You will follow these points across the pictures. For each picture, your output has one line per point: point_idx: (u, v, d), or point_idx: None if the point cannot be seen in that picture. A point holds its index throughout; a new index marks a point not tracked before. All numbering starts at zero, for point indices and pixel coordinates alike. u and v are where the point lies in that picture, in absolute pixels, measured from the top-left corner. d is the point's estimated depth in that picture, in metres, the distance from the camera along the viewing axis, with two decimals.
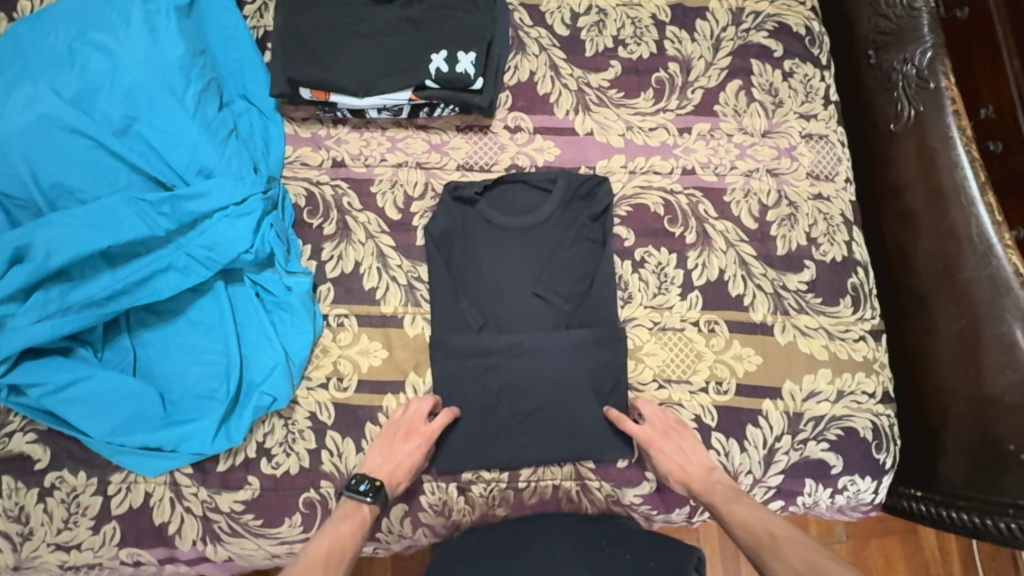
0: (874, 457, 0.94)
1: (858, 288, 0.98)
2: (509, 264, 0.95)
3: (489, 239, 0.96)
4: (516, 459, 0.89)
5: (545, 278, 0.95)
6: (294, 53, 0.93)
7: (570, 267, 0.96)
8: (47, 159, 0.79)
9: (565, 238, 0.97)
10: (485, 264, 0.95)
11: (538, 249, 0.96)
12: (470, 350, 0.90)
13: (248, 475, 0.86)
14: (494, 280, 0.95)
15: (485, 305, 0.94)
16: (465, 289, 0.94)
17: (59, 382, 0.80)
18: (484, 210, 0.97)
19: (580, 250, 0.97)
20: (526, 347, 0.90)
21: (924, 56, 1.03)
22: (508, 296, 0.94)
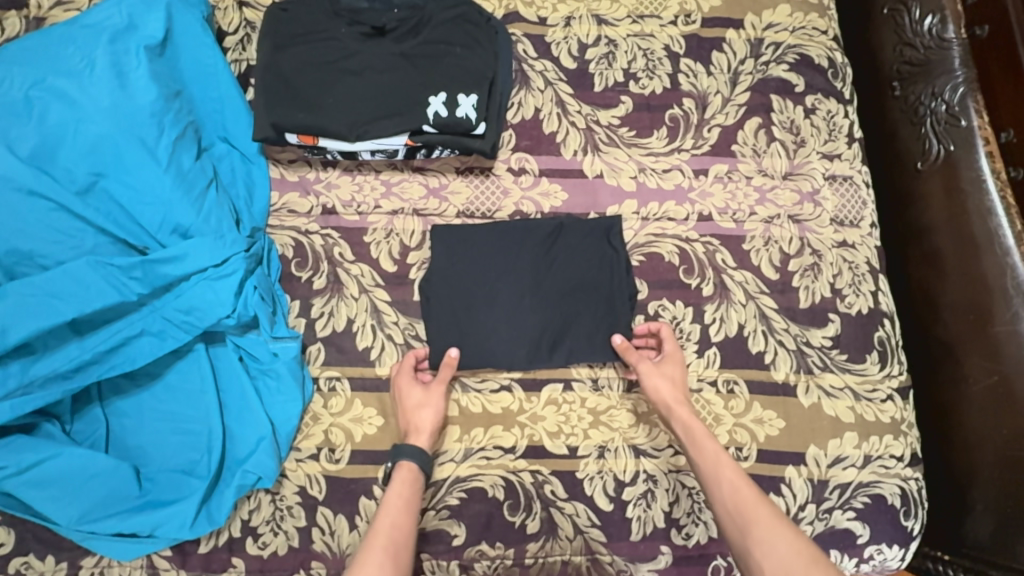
0: (902, 524, 0.88)
1: (884, 342, 0.92)
2: (512, 280, 0.89)
3: (489, 260, 0.89)
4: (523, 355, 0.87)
5: (549, 289, 0.89)
6: (278, 94, 0.85)
7: (579, 272, 0.90)
8: (1, 222, 0.71)
9: (567, 250, 0.90)
10: (485, 283, 0.88)
11: (540, 259, 0.90)
12: (472, 362, 0.86)
13: (233, 557, 0.79)
14: (496, 296, 0.88)
15: (484, 323, 0.87)
16: (465, 310, 0.87)
17: (21, 464, 0.72)
18: (480, 235, 0.90)
19: (585, 258, 0.90)
20: (527, 339, 0.87)
21: (955, 91, 0.96)
22: (511, 313, 0.87)
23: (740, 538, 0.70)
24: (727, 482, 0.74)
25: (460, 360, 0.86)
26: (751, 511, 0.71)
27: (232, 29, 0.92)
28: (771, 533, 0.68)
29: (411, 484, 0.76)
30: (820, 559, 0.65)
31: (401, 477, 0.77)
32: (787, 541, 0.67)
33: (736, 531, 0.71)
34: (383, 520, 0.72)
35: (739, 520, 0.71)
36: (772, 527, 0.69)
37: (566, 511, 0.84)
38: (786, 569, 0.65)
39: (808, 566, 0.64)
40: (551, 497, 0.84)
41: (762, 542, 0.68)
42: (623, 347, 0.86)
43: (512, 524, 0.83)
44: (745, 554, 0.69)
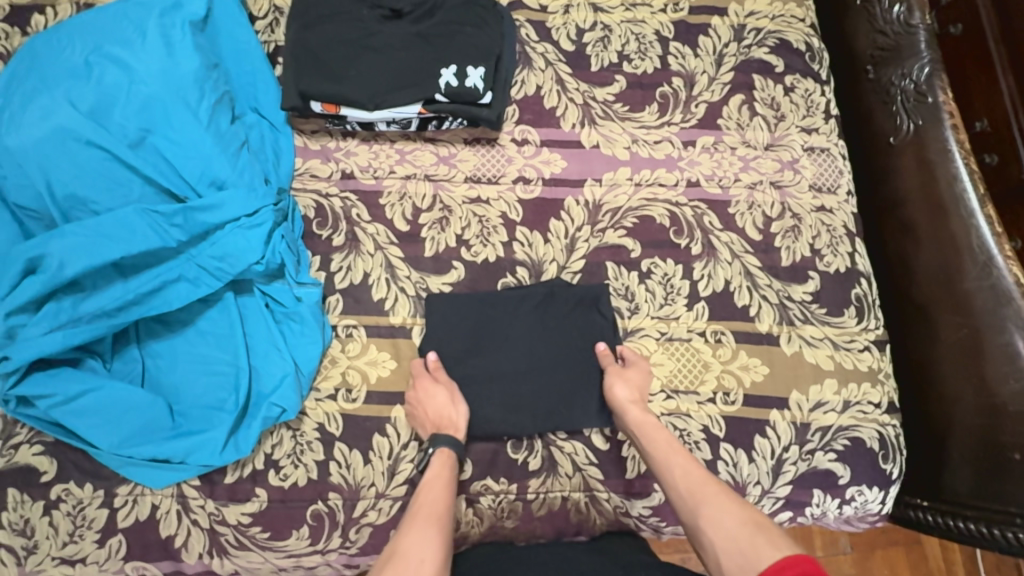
0: (881, 467, 0.94)
1: (862, 299, 0.99)
2: (506, 345, 0.92)
3: (484, 326, 0.93)
4: (520, 424, 0.89)
5: (541, 355, 0.92)
6: (306, 68, 0.94)
7: (570, 339, 0.94)
8: (62, 170, 0.80)
9: (559, 316, 0.94)
10: (481, 350, 0.92)
11: (532, 326, 0.93)
12: (467, 430, 0.89)
13: (256, 487, 0.86)
14: (491, 363, 0.92)
15: (480, 390, 0.90)
16: (462, 376, 0.91)
17: (69, 392, 0.80)
18: (475, 305, 0.93)
19: (576, 325, 0.94)
20: (519, 406, 0.90)
21: (922, 71, 1.05)
22: (506, 381, 0.91)
23: (691, 518, 0.76)
24: (676, 466, 0.80)
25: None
26: (702, 490, 0.76)
27: (262, 14, 1.01)
28: (717, 510, 0.74)
29: (449, 465, 0.83)
30: (763, 524, 0.71)
31: (436, 461, 0.83)
32: (731, 512, 0.73)
33: (687, 510, 0.76)
34: (424, 496, 0.78)
35: (689, 504, 0.76)
36: (718, 502, 0.75)
37: (565, 449, 0.91)
38: (732, 539, 0.70)
39: (751, 534, 0.69)
40: (552, 436, 0.91)
41: (709, 517, 0.73)
42: (603, 353, 0.92)
43: (515, 461, 0.90)
44: (699, 533, 0.74)
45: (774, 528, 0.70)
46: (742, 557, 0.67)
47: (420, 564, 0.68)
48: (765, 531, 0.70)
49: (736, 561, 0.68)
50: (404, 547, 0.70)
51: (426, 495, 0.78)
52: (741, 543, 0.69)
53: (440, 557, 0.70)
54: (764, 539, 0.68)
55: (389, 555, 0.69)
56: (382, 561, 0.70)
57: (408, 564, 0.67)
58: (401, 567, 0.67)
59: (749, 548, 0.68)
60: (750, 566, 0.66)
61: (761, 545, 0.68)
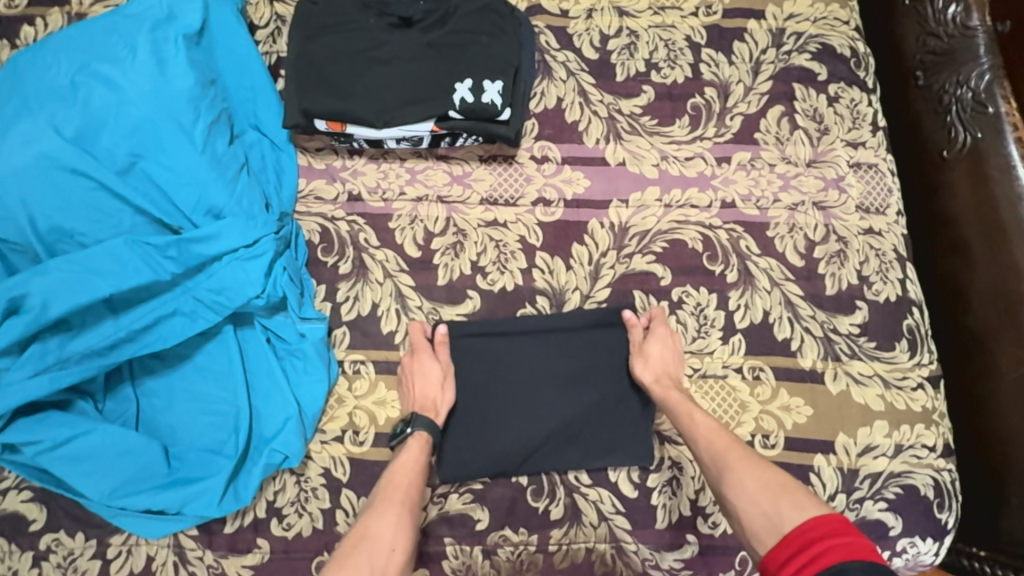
0: (936, 517, 0.86)
1: (914, 330, 0.90)
2: (525, 373, 0.86)
3: (504, 348, 0.86)
4: (544, 460, 0.83)
5: (565, 380, 0.86)
6: (309, 83, 0.87)
7: (597, 364, 0.87)
8: (47, 201, 0.75)
9: (583, 340, 0.87)
10: (499, 374, 0.86)
11: (553, 354, 0.86)
12: (484, 468, 0.83)
13: (258, 537, 0.80)
14: (510, 388, 0.85)
15: (498, 423, 0.84)
16: (478, 403, 0.85)
17: (56, 439, 0.74)
18: (492, 332, 0.87)
19: (603, 350, 0.87)
20: (541, 436, 0.83)
21: (981, 78, 0.95)
22: (527, 408, 0.84)
23: (715, 478, 0.73)
24: (697, 430, 0.77)
25: (471, 467, 0.83)
26: (726, 454, 0.74)
27: (263, 24, 0.94)
28: (742, 475, 0.71)
29: (425, 452, 0.79)
30: (791, 489, 0.68)
31: (412, 445, 0.79)
32: (756, 476, 0.70)
33: (713, 474, 0.74)
34: (400, 477, 0.75)
35: (715, 467, 0.74)
36: (743, 467, 0.72)
37: (590, 497, 0.83)
38: (755, 502, 0.68)
39: (775, 499, 0.67)
40: (575, 481, 0.84)
41: (733, 482, 0.71)
42: (631, 322, 0.87)
43: (536, 509, 0.83)
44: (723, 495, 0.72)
45: (802, 493, 0.67)
46: (768, 520, 0.66)
47: (391, 553, 0.68)
48: (791, 495, 0.67)
49: (761, 525, 0.66)
50: (375, 531, 0.69)
51: (401, 476, 0.75)
52: (765, 505, 0.67)
53: (409, 547, 0.70)
54: (789, 502, 0.66)
55: (359, 538, 0.68)
56: (347, 543, 0.68)
57: (379, 550, 0.68)
58: (371, 553, 0.67)
59: (774, 512, 0.66)
60: (776, 527, 0.65)
61: (785, 508, 0.66)
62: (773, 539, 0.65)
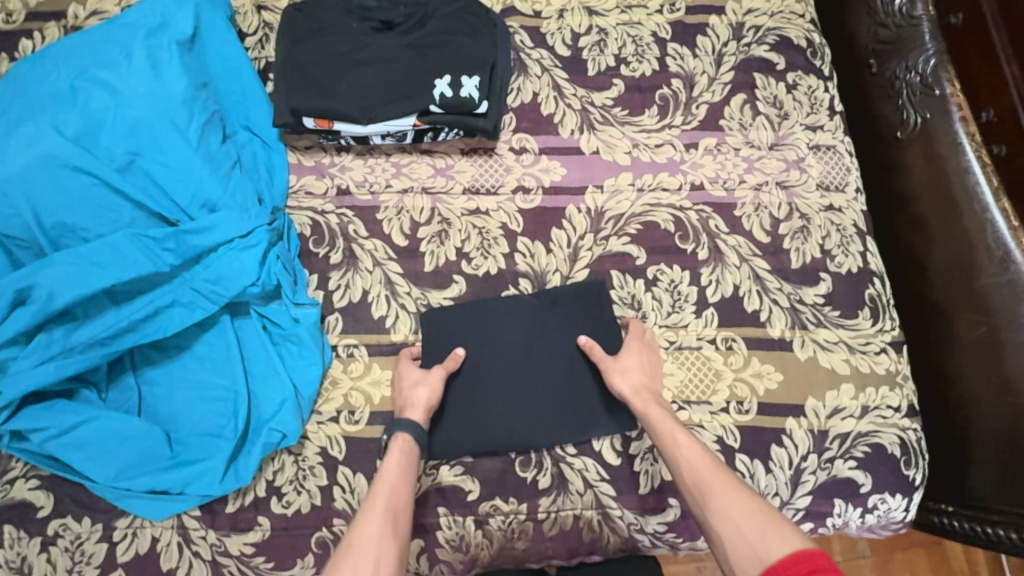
0: (904, 473, 0.91)
1: (876, 299, 0.96)
2: (505, 352, 0.90)
3: (490, 332, 0.91)
4: (527, 434, 0.87)
5: (547, 359, 0.90)
6: (297, 84, 0.92)
7: (572, 340, 0.91)
8: (50, 198, 0.79)
9: (558, 318, 0.92)
10: (481, 355, 0.90)
11: (530, 333, 0.91)
12: (472, 444, 0.87)
13: (258, 516, 0.83)
14: (493, 368, 0.89)
15: (482, 401, 0.88)
16: (463, 383, 0.89)
17: (62, 426, 0.78)
18: (474, 315, 0.91)
19: (577, 327, 0.92)
20: (524, 412, 0.88)
21: (928, 63, 1.01)
22: (511, 386, 0.89)
23: (700, 506, 0.73)
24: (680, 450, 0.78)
25: (459, 444, 0.87)
26: (709, 478, 0.74)
27: (252, 31, 1.00)
28: (726, 499, 0.71)
29: (408, 453, 0.80)
30: (773, 516, 0.68)
31: (395, 449, 0.80)
32: (741, 504, 0.71)
33: (697, 500, 0.74)
34: (381, 486, 0.75)
35: (698, 491, 0.74)
36: (728, 493, 0.72)
37: (575, 466, 0.88)
38: (739, 532, 0.68)
39: (760, 522, 0.68)
40: (561, 452, 0.88)
41: (719, 508, 0.71)
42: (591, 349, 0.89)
43: (524, 479, 0.87)
44: (707, 518, 0.72)
45: (783, 521, 0.68)
46: (752, 552, 0.66)
47: (378, 564, 0.68)
48: (772, 522, 0.68)
49: (746, 558, 0.66)
50: (361, 545, 0.69)
51: (385, 480, 0.76)
52: (750, 535, 0.67)
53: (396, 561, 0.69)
54: (775, 531, 0.66)
55: (346, 549, 0.69)
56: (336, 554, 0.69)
57: (364, 562, 0.67)
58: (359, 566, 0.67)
59: (758, 538, 0.66)
60: (758, 557, 0.65)
61: (771, 538, 0.66)
62: (755, 568, 0.65)
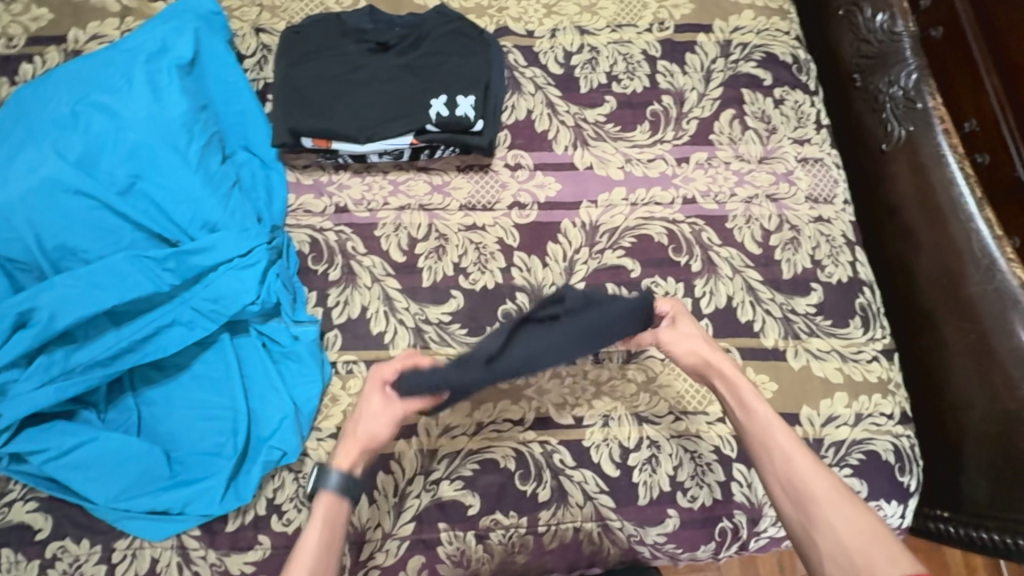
0: (899, 480, 0.92)
1: (866, 308, 0.98)
2: None
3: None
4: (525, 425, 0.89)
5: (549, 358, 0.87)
6: (295, 105, 0.94)
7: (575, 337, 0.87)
8: (51, 222, 0.80)
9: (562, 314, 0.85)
10: None
11: None
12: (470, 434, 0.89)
13: (259, 534, 0.83)
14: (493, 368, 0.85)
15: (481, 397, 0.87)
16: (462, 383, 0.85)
17: (62, 448, 0.78)
18: None
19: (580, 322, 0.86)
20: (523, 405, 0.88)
21: (909, 77, 1.05)
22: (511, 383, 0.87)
23: (793, 510, 0.68)
24: (779, 454, 0.71)
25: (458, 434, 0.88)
26: (811, 486, 0.68)
27: (250, 53, 1.01)
28: (828, 510, 0.66)
29: (336, 521, 0.70)
30: (884, 537, 0.63)
31: (318, 516, 0.70)
32: (849, 519, 0.64)
33: (795, 508, 0.68)
34: (297, 568, 0.66)
35: (796, 494, 0.68)
36: (834, 504, 0.66)
37: (575, 478, 0.88)
38: (841, 544, 0.63)
39: (870, 542, 0.62)
40: (560, 465, 0.89)
41: (819, 517, 0.66)
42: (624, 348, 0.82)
43: (524, 493, 0.87)
44: (799, 524, 0.67)
45: (895, 542, 0.62)
46: (853, 567, 0.61)
47: None
48: (884, 545, 0.62)
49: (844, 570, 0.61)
50: None
51: (301, 561, 0.67)
52: (853, 550, 0.62)
53: None
54: (883, 554, 0.61)
55: None
56: None
57: None
58: None
59: (860, 556, 0.61)
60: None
61: (878, 558, 0.61)
62: None
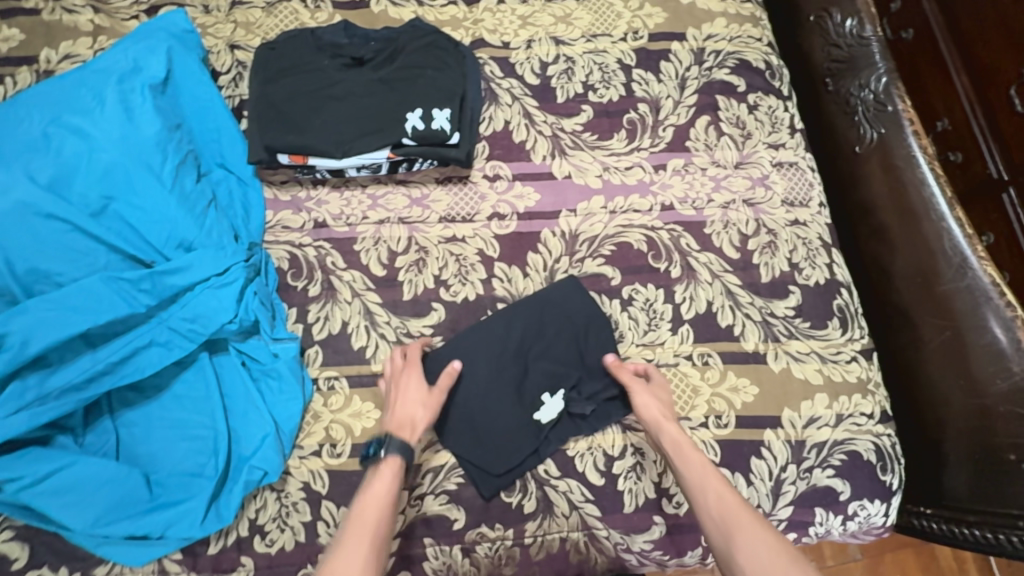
0: (880, 479, 0.93)
1: (844, 309, 0.99)
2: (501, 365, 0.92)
3: (474, 359, 0.91)
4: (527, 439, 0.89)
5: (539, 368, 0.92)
6: (270, 122, 0.94)
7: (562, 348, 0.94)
8: (23, 244, 0.79)
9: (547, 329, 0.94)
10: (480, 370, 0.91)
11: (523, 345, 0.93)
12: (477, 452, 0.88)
13: (242, 555, 0.82)
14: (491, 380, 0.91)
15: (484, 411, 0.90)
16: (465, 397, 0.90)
17: (37, 474, 0.76)
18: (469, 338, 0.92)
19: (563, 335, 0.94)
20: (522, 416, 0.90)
21: (880, 81, 1.06)
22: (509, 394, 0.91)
23: (721, 544, 0.71)
24: (709, 490, 0.76)
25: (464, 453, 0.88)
26: (735, 519, 0.72)
27: (225, 70, 1.01)
28: (752, 540, 0.69)
29: (397, 477, 0.77)
30: (798, 560, 0.67)
31: (384, 472, 0.77)
32: (767, 550, 0.68)
33: (720, 535, 0.72)
34: (368, 511, 0.73)
35: (722, 528, 0.72)
36: (754, 532, 0.70)
37: (560, 488, 0.88)
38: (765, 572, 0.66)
39: (783, 563, 0.66)
40: (545, 475, 0.89)
41: (744, 549, 0.69)
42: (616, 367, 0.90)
43: (509, 505, 0.87)
44: (728, 558, 0.70)
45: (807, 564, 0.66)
46: None
47: None
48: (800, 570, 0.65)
49: None
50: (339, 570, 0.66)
51: (363, 531, 0.71)
52: None
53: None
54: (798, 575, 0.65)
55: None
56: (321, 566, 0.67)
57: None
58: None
59: None
60: None
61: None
62: None
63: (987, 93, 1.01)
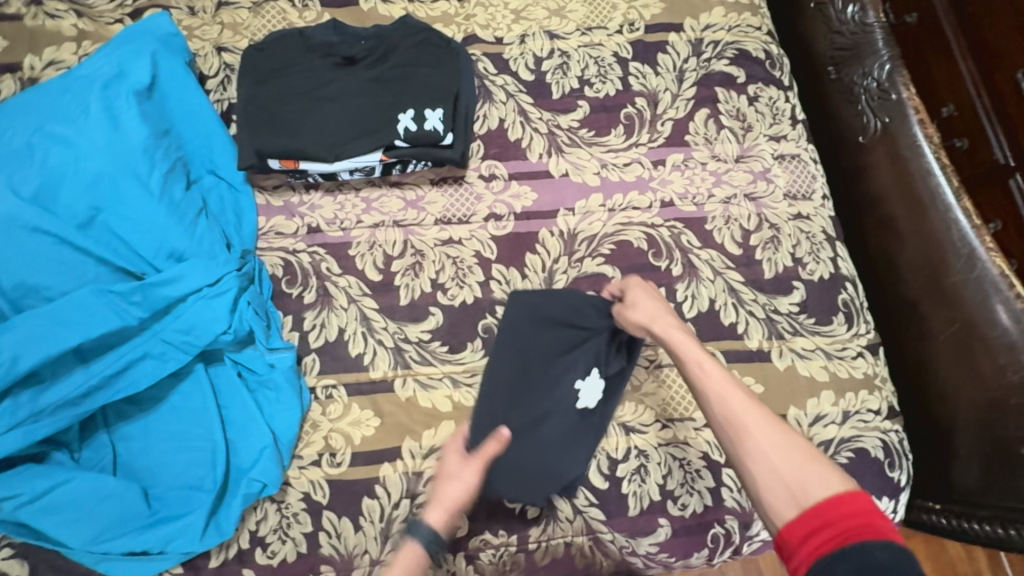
0: (889, 476, 0.91)
1: (849, 304, 0.97)
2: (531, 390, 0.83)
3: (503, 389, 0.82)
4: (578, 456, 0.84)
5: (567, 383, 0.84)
6: (261, 126, 0.92)
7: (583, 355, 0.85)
8: (10, 259, 0.78)
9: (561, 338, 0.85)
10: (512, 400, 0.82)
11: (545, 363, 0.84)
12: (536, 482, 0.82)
13: (243, 568, 0.81)
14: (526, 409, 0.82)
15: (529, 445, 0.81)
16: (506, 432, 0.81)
17: (33, 492, 0.75)
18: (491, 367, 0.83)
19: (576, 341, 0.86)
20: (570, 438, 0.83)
21: (883, 69, 1.03)
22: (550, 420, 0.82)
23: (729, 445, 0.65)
24: (714, 390, 0.68)
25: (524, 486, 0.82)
26: (743, 417, 0.65)
27: (213, 73, 0.99)
28: (763, 441, 0.62)
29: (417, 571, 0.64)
30: (814, 456, 0.60)
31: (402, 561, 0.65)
32: (782, 449, 0.62)
33: (727, 438, 0.65)
34: None
35: (731, 428, 0.65)
36: (764, 432, 0.63)
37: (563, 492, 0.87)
38: (777, 470, 0.60)
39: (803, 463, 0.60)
40: None
41: (755, 450, 0.62)
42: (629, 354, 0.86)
43: (513, 511, 0.86)
44: (737, 458, 0.64)
45: (824, 459, 0.60)
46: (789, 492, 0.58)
47: None
48: (816, 465, 0.59)
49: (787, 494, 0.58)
50: None
51: None
52: (791, 475, 0.59)
53: None
54: (819, 470, 0.59)
55: None
56: None
57: None
58: None
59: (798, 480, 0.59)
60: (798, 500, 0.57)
61: (812, 478, 0.58)
62: (794, 509, 0.57)
63: (993, 75, 0.97)
